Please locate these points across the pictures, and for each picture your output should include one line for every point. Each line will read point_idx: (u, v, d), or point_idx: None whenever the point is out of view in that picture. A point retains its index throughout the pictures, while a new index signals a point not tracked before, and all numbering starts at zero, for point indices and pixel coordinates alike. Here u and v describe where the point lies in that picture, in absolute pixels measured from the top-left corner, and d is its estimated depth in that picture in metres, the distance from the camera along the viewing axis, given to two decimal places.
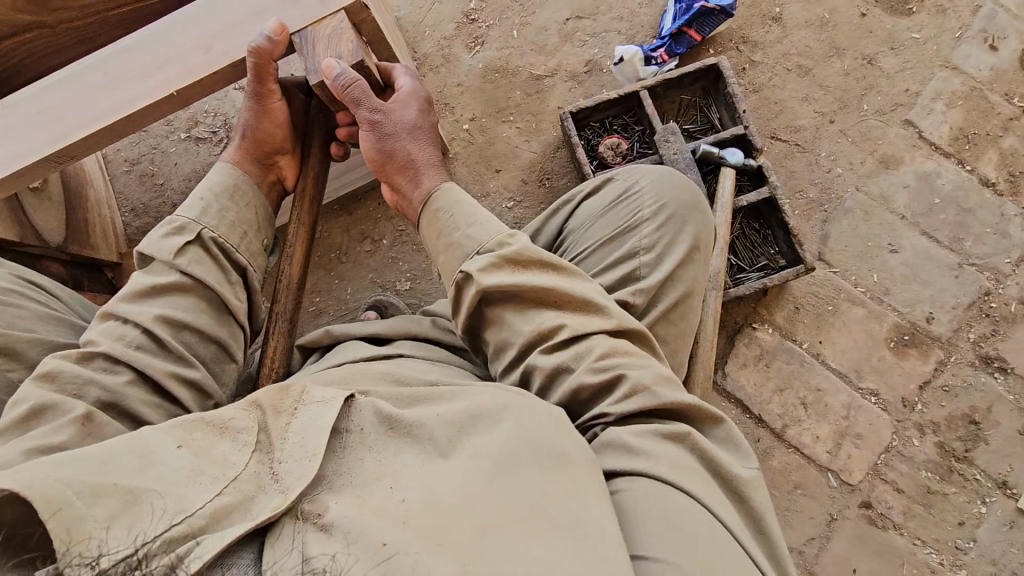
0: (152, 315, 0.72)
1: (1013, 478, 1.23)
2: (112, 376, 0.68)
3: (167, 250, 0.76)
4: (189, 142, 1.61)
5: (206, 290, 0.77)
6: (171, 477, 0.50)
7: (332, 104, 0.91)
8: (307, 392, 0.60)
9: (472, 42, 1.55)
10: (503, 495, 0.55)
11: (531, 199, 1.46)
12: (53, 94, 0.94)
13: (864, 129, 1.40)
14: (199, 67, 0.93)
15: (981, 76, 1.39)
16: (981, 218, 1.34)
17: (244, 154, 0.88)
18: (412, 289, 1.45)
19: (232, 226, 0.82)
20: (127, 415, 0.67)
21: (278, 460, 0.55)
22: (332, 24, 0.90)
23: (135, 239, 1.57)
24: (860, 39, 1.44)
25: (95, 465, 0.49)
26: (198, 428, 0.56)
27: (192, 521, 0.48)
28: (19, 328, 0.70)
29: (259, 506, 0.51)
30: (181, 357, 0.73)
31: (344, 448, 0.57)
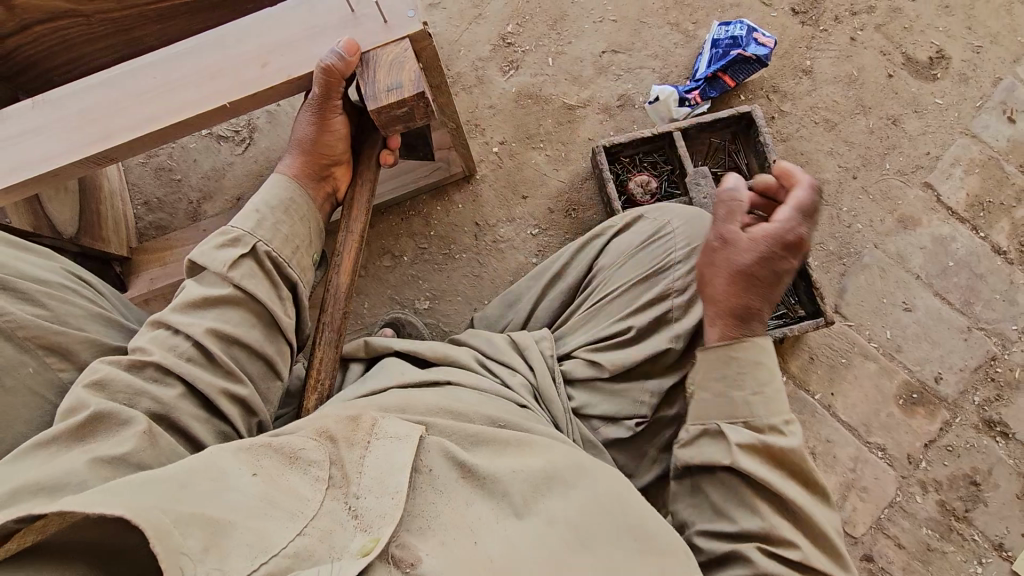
0: (203, 328, 0.74)
1: (1008, 541, 1.26)
2: (165, 388, 0.71)
3: (219, 262, 0.78)
4: (209, 139, 1.59)
5: (256, 307, 0.79)
6: (250, 507, 0.57)
7: (385, 126, 0.90)
8: (376, 425, 0.70)
9: (507, 66, 1.55)
10: (575, 554, 0.65)
11: (556, 227, 1.47)
12: (95, 94, 0.92)
13: (885, 188, 1.43)
14: (252, 82, 0.91)
15: (999, 146, 1.44)
16: (991, 284, 1.38)
17: (301, 167, 0.89)
18: (431, 309, 1.44)
19: (285, 240, 0.84)
20: (176, 428, 0.70)
21: (352, 495, 0.63)
22: (395, 51, 0.89)
23: (146, 234, 1.54)
24: (886, 99, 1.47)
25: (178, 492, 0.55)
26: (264, 454, 0.64)
27: (280, 558, 0.55)
28: (73, 326, 0.74)
29: (340, 542, 0.59)
30: (230, 373, 0.76)
31: (422, 489, 0.67)
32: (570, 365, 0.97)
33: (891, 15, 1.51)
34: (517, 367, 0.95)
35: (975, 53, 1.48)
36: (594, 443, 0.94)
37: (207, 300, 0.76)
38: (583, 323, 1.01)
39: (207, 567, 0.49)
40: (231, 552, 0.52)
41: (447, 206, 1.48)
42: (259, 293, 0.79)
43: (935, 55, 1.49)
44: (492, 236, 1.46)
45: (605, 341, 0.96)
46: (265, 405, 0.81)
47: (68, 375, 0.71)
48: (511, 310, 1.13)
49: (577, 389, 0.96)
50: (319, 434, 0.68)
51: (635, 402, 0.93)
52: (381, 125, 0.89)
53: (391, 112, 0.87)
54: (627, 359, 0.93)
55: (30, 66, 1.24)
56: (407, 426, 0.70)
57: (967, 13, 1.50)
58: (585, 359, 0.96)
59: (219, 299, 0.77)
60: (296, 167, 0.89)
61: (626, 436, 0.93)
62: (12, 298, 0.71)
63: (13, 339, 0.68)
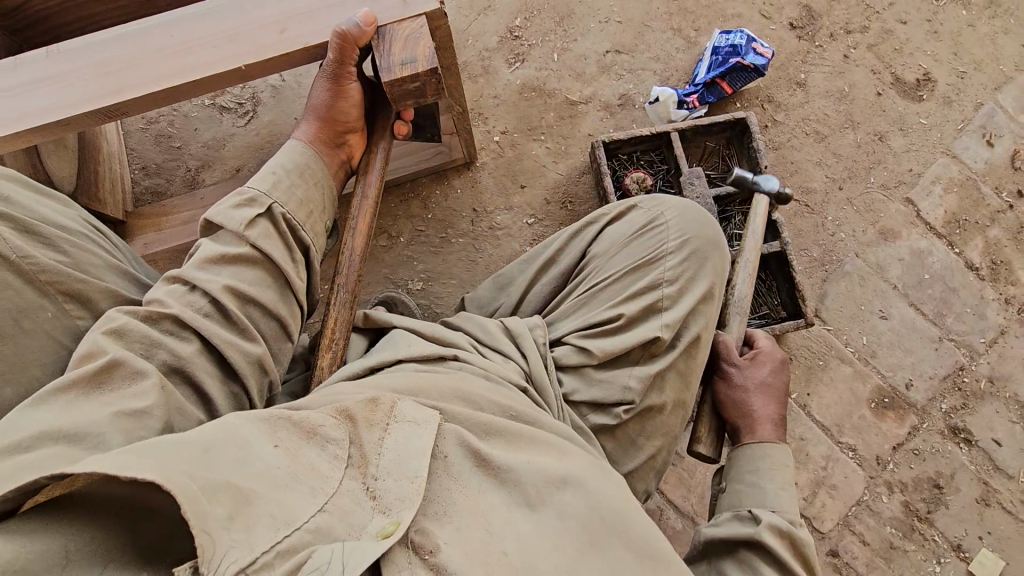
0: (221, 286, 0.80)
1: (966, 542, 1.32)
2: (182, 343, 0.77)
3: (237, 222, 0.83)
4: (212, 109, 1.59)
5: (271, 267, 0.85)
6: (273, 479, 0.60)
7: (397, 99, 0.93)
8: (397, 409, 0.72)
9: (513, 58, 1.58)
10: (586, 553, 0.68)
11: (552, 218, 1.50)
12: (110, 47, 0.93)
13: (868, 200, 1.49)
14: (270, 47, 0.93)
15: (977, 168, 1.51)
16: (963, 298, 1.44)
17: (316, 134, 0.93)
18: (423, 290, 1.46)
19: (299, 203, 0.89)
20: (189, 380, 0.76)
21: (371, 476, 0.66)
22: (411, 28, 0.91)
23: (143, 198, 1.54)
24: (874, 116, 1.54)
25: (203, 460, 0.57)
26: (282, 427, 0.66)
27: (303, 532, 0.58)
28: (91, 275, 0.78)
29: (360, 522, 0.62)
30: (243, 330, 0.81)
31: (440, 475, 0.70)
32: (561, 352, 0.99)
33: (884, 36, 1.58)
34: (511, 354, 0.97)
35: (960, 78, 1.55)
36: (582, 429, 0.96)
37: (226, 257, 0.81)
38: (574, 309, 1.04)
39: (232, 537, 0.52)
40: (257, 523, 0.55)
41: (446, 190, 1.51)
42: (274, 253, 0.85)
43: (922, 77, 1.56)
44: (489, 223, 1.49)
45: (595, 328, 0.99)
46: (274, 365, 0.87)
47: (85, 324, 0.76)
48: (503, 292, 1.15)
49: (566, 374, 0.99)
50: (338, 413, 0.70)
51: (620, 387, 0.96)
52: (393, 98, 0.91)
53: (403, 85, 0.89)
54: (618, 345, 0.96)
55: (40, 21, 1.25)
56: (426, 414, 0.73)
57: (954, 40, 1.57)
58: (575, 346, 0.98)
59: (237, 257, 0.82)
60: (311, 133, 0.93)
61: (614, 423, 0.96)
62: (35, 242, 0.73)
63: (34, 284, 0.72)
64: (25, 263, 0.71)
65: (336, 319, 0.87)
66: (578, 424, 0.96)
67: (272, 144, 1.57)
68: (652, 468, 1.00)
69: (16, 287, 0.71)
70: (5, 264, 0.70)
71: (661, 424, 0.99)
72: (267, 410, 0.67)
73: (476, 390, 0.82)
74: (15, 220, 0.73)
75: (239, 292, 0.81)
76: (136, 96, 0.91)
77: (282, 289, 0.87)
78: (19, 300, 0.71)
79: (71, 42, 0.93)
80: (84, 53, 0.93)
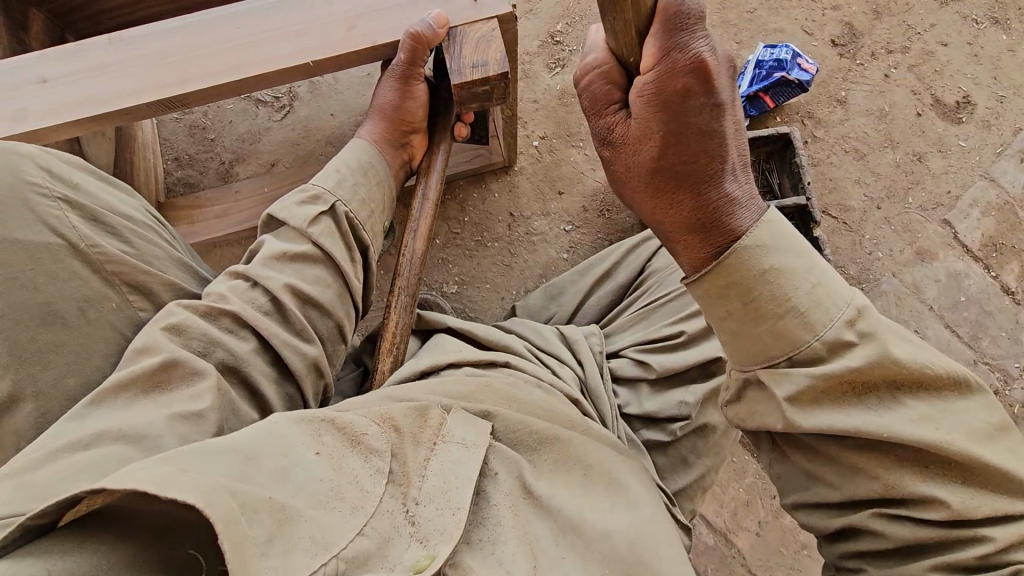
0: (283, 285, 0.86)
1: None
2: (241, 342, 0.82)
3: (301, 219, 0.91)
4: (247, 102, 1.57)
5: (331, 265, 0.92)
6: (313, 496, 0.61)
7: (464, 102, 0.98)
8: (446, 431, 0.73)
9: (554, 63, 1.58)
10: None
11: (589, 226, 1.48)
12: (177, 39, 1.00)
13: (906, 220, 1.49)
14: (339, 43, 1.00)
15: (1015, 192, 1.51)
16: (999, 321, 1.43)
17: (383, 132, 1.06)
18: (458, 294, 1.44)
19: (361, 202, 0.98)
20: (246, 377, 0.81)
21: (412, 499, 0.66)
22: (483, 30, 0.97)
23: (175, 189, 1.52)
24: (913, 136, 1.54)
25: (245, 474, 0.58)
26: (325, 436, 0.68)
27: (338, 559, 0.57)
28: (150, 264, 0.86)
29: (396, 552, 0.61)
30: (302, 331, 0.87)
31: (486, 491, 0.71)
32: (616, 364, 1.01)
33: (924, 57, 1.58)
34: (567, 361, 0.98)
35: (999, 102, 1.56)
36: (637, 443, 0.96)
37: (289, 255, 0.88)
38: (633, 322, 1.06)
39: (267, 563, 0.52)
40: (293, 547, 0.55)
41: (483, 194, 1.50)
42: (333, 249, 0.91)
43: (962, 99, 1.56)
44: (526, 228, 1.48)
45: (654, 343, 1.00)
46: (330, 365, 0.92)
47: (144, 315, 0.83)
48: (553, 304, 1.21)
49: (621, 386, 1.01)
50: (383, 421, 0.73)
51: (677, 403, 0.96)
52: (460, 100, 0.97)
53: (472, 88, 0.94)
54: (677, 363, 0.96)
55: (84, 7, 1.28)
56: (475, 435, 0.74)
57: (994, 64, 1.58)
58: (634, 358, 1.00)
59: (299, 254, 0.89)
60: (378, 131, 1.05)
61: (667, 440, 0.96)
62: (102, 232, 0.82)
63: (100, 274, 0.80)
64: (91, 251, 0.79)
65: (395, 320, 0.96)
66: (632, 437, 0.96)
67: (307, 140, 1.55)
68: (700, 484, 0.99)
69: (83, 276, 0.78)
70: (74, 253, 0.78)
71: (712, 439, 0.98)
72: (314, 413, 0.71)
73: (528, 401, 0.84)
74: (85, 210, 0.81)
75: (298, 291, 0.87)
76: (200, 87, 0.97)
77: (334, 290, 0.92)
78: (85, 290, 0.78)
79: (138, 31, 1.00)
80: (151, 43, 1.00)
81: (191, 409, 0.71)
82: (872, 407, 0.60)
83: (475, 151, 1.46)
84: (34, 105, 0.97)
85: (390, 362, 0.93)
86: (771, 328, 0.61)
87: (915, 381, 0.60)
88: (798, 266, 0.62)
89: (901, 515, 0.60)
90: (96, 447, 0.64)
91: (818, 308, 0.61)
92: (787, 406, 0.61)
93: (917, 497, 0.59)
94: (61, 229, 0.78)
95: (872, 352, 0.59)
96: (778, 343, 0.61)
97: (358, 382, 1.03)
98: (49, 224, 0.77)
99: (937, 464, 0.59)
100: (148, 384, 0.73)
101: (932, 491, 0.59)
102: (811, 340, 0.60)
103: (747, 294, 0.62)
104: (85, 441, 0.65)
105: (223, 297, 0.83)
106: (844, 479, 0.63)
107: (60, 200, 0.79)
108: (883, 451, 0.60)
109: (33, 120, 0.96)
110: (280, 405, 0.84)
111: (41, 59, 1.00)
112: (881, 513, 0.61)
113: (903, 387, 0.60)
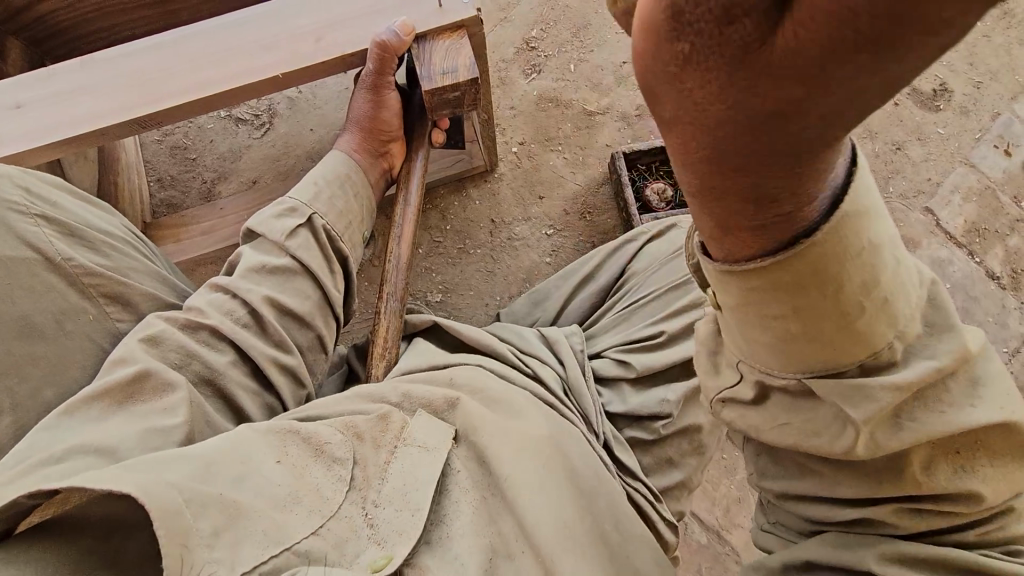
0: (262, 296, 0.86)
1: None
2: (218, 354, 0.82)
3: (280, 231, 0.91)
4: (228, 121, 1.59)
5: (311, 276, 0.92)
6: (270, 498, 0.63)
7: (435, 108, 0.99)
8: (406, 430, 0.74)
9: (530, 69, 1.60)
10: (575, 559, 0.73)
11: (571, 229, 1.48)
12: (147, 58, 1.01)
13: (888, 210, 1.49)
14: (308, 54, 1.01)
15: (996, 177, 1.51)
16: (985, 307, 1.42)
17: (361, 142, 1.07)
18: (442, 302, 1.45)
19: (338, 212, 0.99)
20: (223, 388, 0.80)
21: (372, 502, 0.68)
22: (453, 42, 0.98)
23: (158, 210, 1.53)
24: (892, 126, 1.54)
25: (201, 474, 0.60)
26: (290, 440, 0.70)
27: (291, 553, 0.60)
28: (130, 277, 0.87)
29: (355, 553, 0.64)
30: (280, 344, 0.87)
31: (448, 492, 0.72)
32: (598, 363, 1.01)
33: None
34: (547, 359, 0.97)
35: (976, 88, 1.56)
36: (620, 439, 0.95)
37: (267, 267, 0.89)
38: (615, 326, 1.07)
39: (212, 556, 0.55)
40: (243, 541, 0.58)
41: (465, 201, 1.51)
42: (312, 261, 0.92)
43: (939, 87, 1.56)
44: (509, 232, 1.49)
45: (633, 344, 1.01)
46: (310, 374, 0.92)
47: (121, 327, 0.83)
48: (538, 309, 1.21)
49: (606, 386, 1.00)
50: (346, 429, 0.73)
51: (658, 400, 0.95)
52: (432, 107, 0.98)
53: (443, 94, 0.96)
54: (656, 362, 0.97)
55: (59, 31, 1.30)
56: (439, 439, 0.74)
57: (970, 50, 1.59)
58: (616, 359, 1.00)
59: (279, 267, 0.89)
60: (356, 143, 1.07)
61: (652, 438, 0.95)
62: (82, 247, 0.83)
63: (75, 288, 0.80)
64: (67, 265, 0.80)
65: (388, 325, 0.96)
66: (617, 434, 0.95)
67: (288, 155, 1.56)
68: (687, 484, 0.97)
69: (55, 290, 0.79)
70: (50, 266, 0.79)
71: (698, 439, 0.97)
72: (279, 421, 0.71)
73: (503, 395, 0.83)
74: (64, 226, 0.82)
75: (278, 303, 0.87)
76: (170, 104, 0.98)
77: (313, 302, 0.92)
78: (59, 304, 0.79)
79: (108, 51, 1.02)
80: (122, 63, 1.01)
81: (165, 424, 0.71)
82: (933, 404, 0.48)
83: (456, 156, 1.47)
84: (9, 128, 0.98)
85: (382, 366, 0.92)
86: (856, 326, 0.43)
87: (956, 374, 0.47)
88: None
89: (922, 509, 0.54)
90: (69, 460, 0.64)
91: None
92: (857, 429, 0.47)
93: (934, 473, 0.52)
94: (39, 243, 0.79)
95: None
96: (869, 340, 0.44)
97: (342, 386, 1.04)
98: (27, 239, 0.78)
99: (964, 447, 0.51)
100: (120, 398, 0.73)
101: (965, 483, 0.52)
102: (891, 340, 0.45)
103: (829, 288, 0.41)
104: (60, 454, 0.64)
105: (202, 310, 0.84)
106: (855, 480, 0.55)
107: (37, 217, 0.80)
108: (931, 450, 0.51)
109: (10, 142, 0.97)
110: (260, 417, 0.84)
111: (18, 81, 1.01)
112: (898, 508, 0.54)
113: (943, 395, 0.48)
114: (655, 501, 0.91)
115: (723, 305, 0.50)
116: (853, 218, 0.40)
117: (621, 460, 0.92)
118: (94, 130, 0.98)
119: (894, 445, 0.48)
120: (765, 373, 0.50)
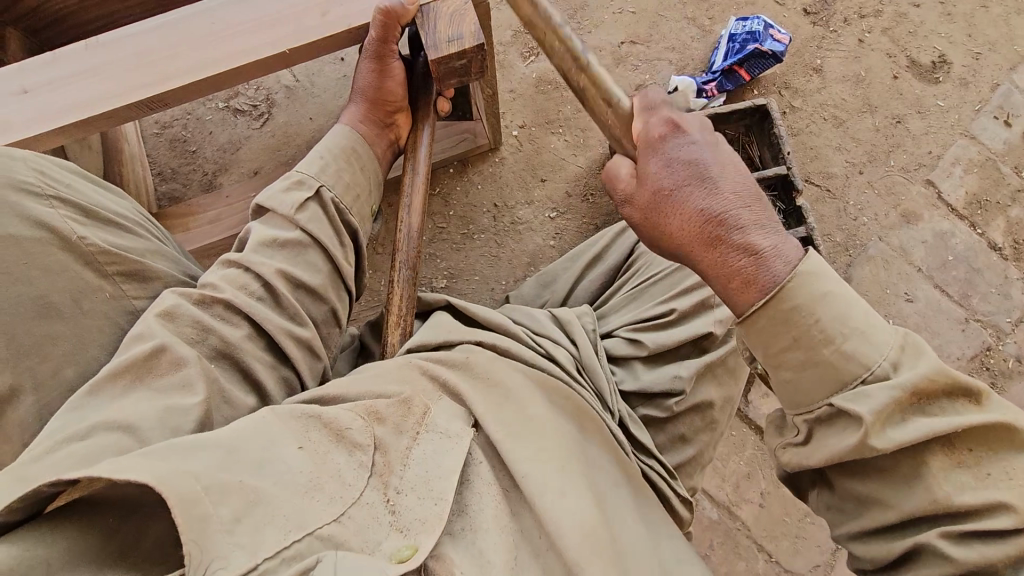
0: (273, 269, 0.86)
1: None
2: (234, 329, 0.81)
3: (288, 206, 0.91)
4: (226, 112, 1.59)
5: (321, 250, 0.92)
6: (293, 485, 0.63)
7: (442, 78, 0.99)
8: (429, 420, 0.74)
9: (528, 52, 1.59)
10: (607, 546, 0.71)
11: (574, 211, 1.48)
12: (149, 42, 1.01)
13: (889, 183, 1.49)
14: (312, 29, 1.00)
15: (996, 148, 1.51)
16: (987, 278, 1.43)
17: (367, 113, 1.06)
18: (447, 288, 1.45)
19: (346, 187, 0.98)
20: (240, 362, 0.80)
21: (394, 489, 0.68)
22: (456, 5, 0.97)
23: (161, 203, 1.53)
24: (891, 99, 1.54)
25: (222, 463, 0.60)
26: (313, 428, 0.69)
27: (313, 538, 0.60)
28: (145, 257, 0.87)
29: (377, 538, 0.64)
30: (294, 317, 0.87)
31: (469, 480, 0.72)
32: (610, 343, 1.01)
33: (897, 20, 1.58)
34: (560, 340, 0.96)
35: (975, 59, 1.56)
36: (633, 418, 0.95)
37: (278, 242, 0.89)
38: (626, 304, 1.07)
39: (233, 540, 0.56)
40: (264, 528, 0.58)
41: (466, 186, 1.51)
42: (322, 235, 0.92)
43: (938, 59, 1.56)
44: (512, 214, 1.49)
45: (645, 321, 1.01)
46: (325, 348, 0.93)
47: (139, 304, 0.83)
48: (546, 291, 1.20)
49: (618, 366, 1.00)
50: (367, 413, 0.73)
51: (671, 377, 0.95)
52: (439, 77, 0.98)
53: (450, 62, 0.95)
54: (666, 338, 0.97)
55: (58, 22, 1.29)
56: (459, 427, 0.74)
57: (968, 21, 1.58)
58: (626, 338, 1.00)
59: (289, 241, 0.89)
60: (362, 115, 1.06)
61: (664, 416, 0.96)
62: (96, 227, 0.83)
63: (93, 265, 0.80)
64: (82, 243, 0.80)
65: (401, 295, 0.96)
66: (630, 414, 0.95)
67: (288, 144, 1.55)
68: (698, 459, 0.98)
69: (70, 270, 0.78)
70: (67, 244, 0.79)
71: (709, 417, 0.98)
72: (301, 407, 0.70)
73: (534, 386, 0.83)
74: (77, 206, 0.82)
75: (290, 276, 0.87)
76: (172, 87, 0.98)
77: (325, 275, 0.92)
78: (77, 282, 0.79)
79: (110, 35, 1.01)
80: (123, 47, 1.01)
81: (185, 401, 0.71)
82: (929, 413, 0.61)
83: (461, 134, 1.47)
84: (13, 115, 0.97)
85: (398, 335, 0.93)
86: (831, 353, 0.63)
87: (949, 390, 0.61)
88: (832, 287, 0.64)
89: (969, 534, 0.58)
90: (96, 433, 0.65)
91: (873, 333, 0.63)
92: (870, 426, 0.60)
93: (958, 488, 0.59)
94: (56, 223, 0.79)
95: (929, 364, 0.61)
96: (845, 366, 0.62)
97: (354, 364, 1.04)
98: (42, 220, 0.78)
99: (977, 458, 0.60)
100: (141, 372, 0.72)
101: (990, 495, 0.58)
102: (879, 360, 0.62)
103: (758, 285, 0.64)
104: (86, 428, 0.65)
105: (216, 286, 0.83)
106: (900, 496, 0.61)
107: (51, 198, 0.80)
108: (937, 454, 0.60)
109: (13, 130, 0.96)
110: (278, 390, 0.83)
111: (19, 72, 1.00)
112: (947, 533, 0.59)
113: (939, 408, 0.61)
114: (669, 477, 0.91)
115: (762, 346, 0.66)
116: (783, 264, 0.64)
117: (635, 439, 0.92)
118: (96, 116, 0.97)
119: (904, 440, 0.60)
120: (807, 412, 0.65)
